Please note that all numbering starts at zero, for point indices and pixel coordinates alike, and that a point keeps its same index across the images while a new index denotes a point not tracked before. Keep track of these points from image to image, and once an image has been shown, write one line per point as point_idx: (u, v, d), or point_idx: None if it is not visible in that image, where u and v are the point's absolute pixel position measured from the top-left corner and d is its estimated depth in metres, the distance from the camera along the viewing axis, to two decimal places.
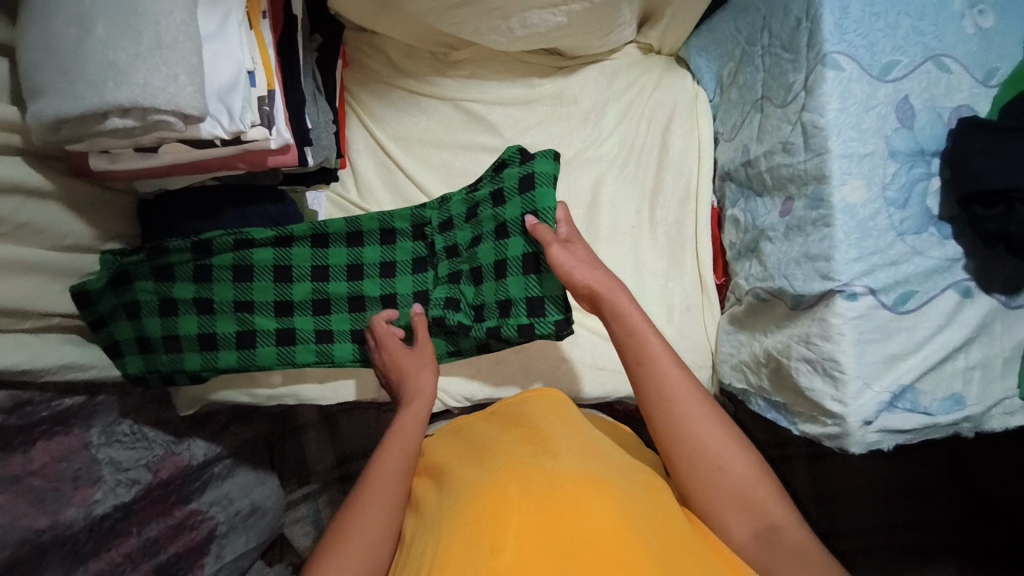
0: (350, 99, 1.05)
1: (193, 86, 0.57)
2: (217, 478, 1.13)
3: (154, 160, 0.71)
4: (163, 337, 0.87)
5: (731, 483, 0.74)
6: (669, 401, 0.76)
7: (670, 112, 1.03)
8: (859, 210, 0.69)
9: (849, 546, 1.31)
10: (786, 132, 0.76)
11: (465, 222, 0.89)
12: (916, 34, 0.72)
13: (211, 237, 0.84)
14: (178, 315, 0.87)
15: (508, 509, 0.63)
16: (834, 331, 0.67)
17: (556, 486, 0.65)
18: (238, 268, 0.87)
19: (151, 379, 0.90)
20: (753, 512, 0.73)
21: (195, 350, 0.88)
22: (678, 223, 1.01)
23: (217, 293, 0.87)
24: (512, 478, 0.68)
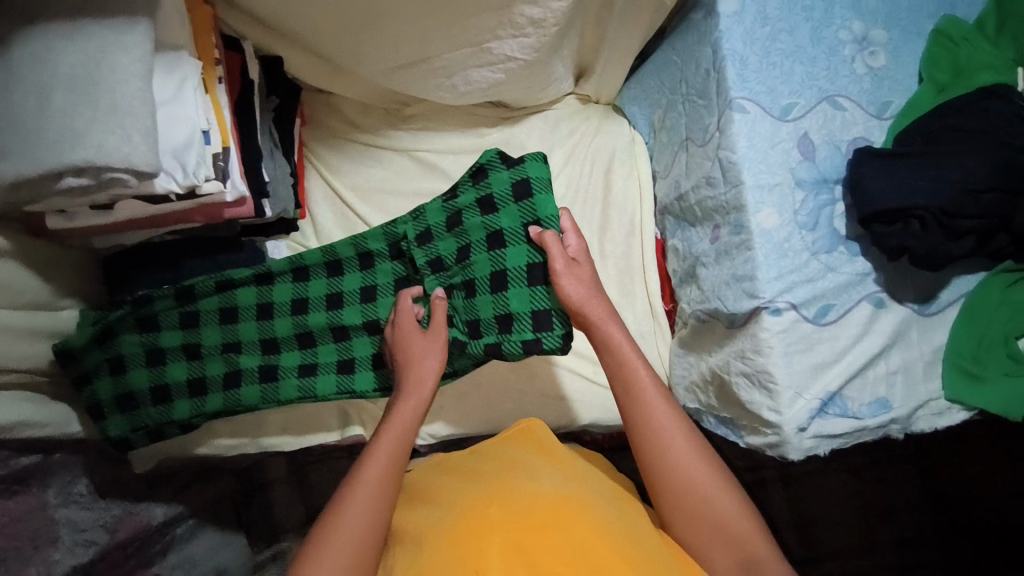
0: (310, 154, 1.11)
1: (145, 145, 0.61)
2: (180, 538, 1.10)
3: (110, 217, 0.74)
4: (151, 388, 0.89)
5: (713, 514, 0.74)
6: (655, 428, 0.77)
7: (610, 154, 1.11)
8: (775, 233, 0.75)
9: (829, 568, 1.33)
10: (707, 167, 0.84)
11: (447, 233, 0.86)
12: (810, 79, 0.82)
13: (194, 282, 0.87)
14: (166, 363, 0.89)
15: (493, 531, 0.68)
16: (764, 345, 0.72)
17: (538, 507, 0.70)
18: (223, 309, 0.89)
19: (138, 436, 0.91)
20: (732, 543, 0.74)
21: (184, 398, 0.89)
22: (626, 255, 1.07)
23: (204, 338, 0.89)
24: (499, 500, 0.72)
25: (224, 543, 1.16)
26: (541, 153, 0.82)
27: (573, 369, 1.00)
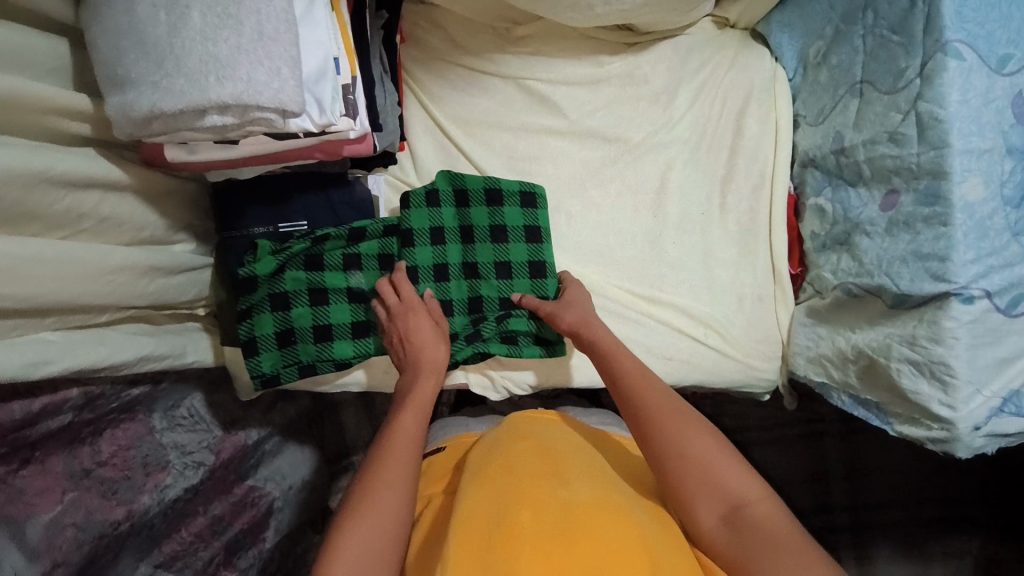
0: (408, 77, 0.99)
1: (293, 79, 0.53)
2: (269, 453, 1.16)
3: (233, 152, 0.67)
4: (313, 327, 0.87)
5: (695, 461, 0.67)
6: (630, 389, 0.74)
7: (746, 93, 0.98)
8: (977, 208, 0.66)
9: (881, 520, 1.30)
10: (894, 121, 0.73)
11: (457, 247, 0.92)
12: None
13: (364, 225, 0.89)
14: (330, 302, 0.87)
15: (514, 534, 0.57)
16: (946, 335, 0.66)
17: (574, 507, 0.60)
18: (383, 255, 0.90)
19: (288, 374, 0.87)
20: (714, 492, 0.66)
21: (347, 337, 0.88)
22: (751, 211, 0.98)
23: (364, 281, 0.89)
24: (525, 495, 0.63)
25: (304, 458, 1.23)
26: (452, 170, 0.91)
27: (682, 330, 0.95)
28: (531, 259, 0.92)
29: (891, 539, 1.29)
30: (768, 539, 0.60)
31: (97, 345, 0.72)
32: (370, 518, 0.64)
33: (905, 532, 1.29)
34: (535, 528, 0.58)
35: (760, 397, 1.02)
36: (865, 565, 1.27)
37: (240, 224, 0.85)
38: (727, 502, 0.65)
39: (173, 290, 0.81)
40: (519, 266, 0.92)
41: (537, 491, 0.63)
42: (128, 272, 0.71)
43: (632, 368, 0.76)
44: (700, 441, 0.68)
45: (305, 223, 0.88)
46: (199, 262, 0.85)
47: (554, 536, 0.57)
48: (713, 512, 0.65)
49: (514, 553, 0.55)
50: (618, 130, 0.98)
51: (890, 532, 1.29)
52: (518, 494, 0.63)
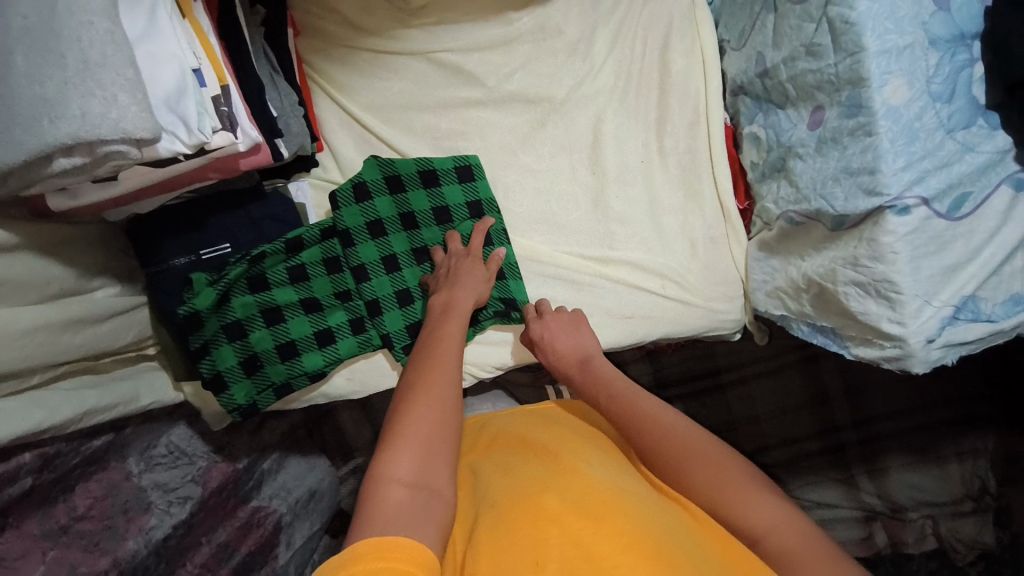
0: (311, 72, 0.94)
1: (137, 104, 0.49)
2: (269, 473, 1.14)
3: (116, 188, 0.64)
4: (277, 347, 0.85)
5: (711, 496, 0.59)
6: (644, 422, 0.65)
7: (666, 26, 0.93)
8: (903, 111, 0.62)
9: (881, 432, 1.26)
10: (810, 32, 0.68)
11: (403, 234, 0.90)
12: None
13: (299, 233, 0.85)
14: (287, 320, 0.85)
15: (541, 514, 0.54)
16: (886, 251, 0.63)
17: (597, 494, 0.57)
18: (329, 259, 0.88)
19: (265, 399, 0.86)
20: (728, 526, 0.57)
21: (314, 349, 0.86)
22: (691, 149, 0.93)
23: (317, 289, 0.87)
24: (551, 484, 0.59)
25: (310, 468, 1.21)
26: (379, 157, 0.89)
27: (638, 286, 0.92)
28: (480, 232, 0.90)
29: (896, 447, 1.25)
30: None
31: (32, 409, 0.70)
32: (427, 397, 0.64)
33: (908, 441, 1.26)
34: (561, 507, 0.55)
35: (732, 336, 0.99)
36: (873, 476, 1.24)
37: (157, 257, 0.81)
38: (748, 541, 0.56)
39: (105, 335, 0.79)
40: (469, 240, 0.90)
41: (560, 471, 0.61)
42: (42, 331, 0.69)
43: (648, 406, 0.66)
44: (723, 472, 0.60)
45: (227, 244, 0.84)
46: (128, 302, 0.83)
47: (580, 514, 0.54)
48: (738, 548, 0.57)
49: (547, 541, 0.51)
50: (538, 89, 0.93)
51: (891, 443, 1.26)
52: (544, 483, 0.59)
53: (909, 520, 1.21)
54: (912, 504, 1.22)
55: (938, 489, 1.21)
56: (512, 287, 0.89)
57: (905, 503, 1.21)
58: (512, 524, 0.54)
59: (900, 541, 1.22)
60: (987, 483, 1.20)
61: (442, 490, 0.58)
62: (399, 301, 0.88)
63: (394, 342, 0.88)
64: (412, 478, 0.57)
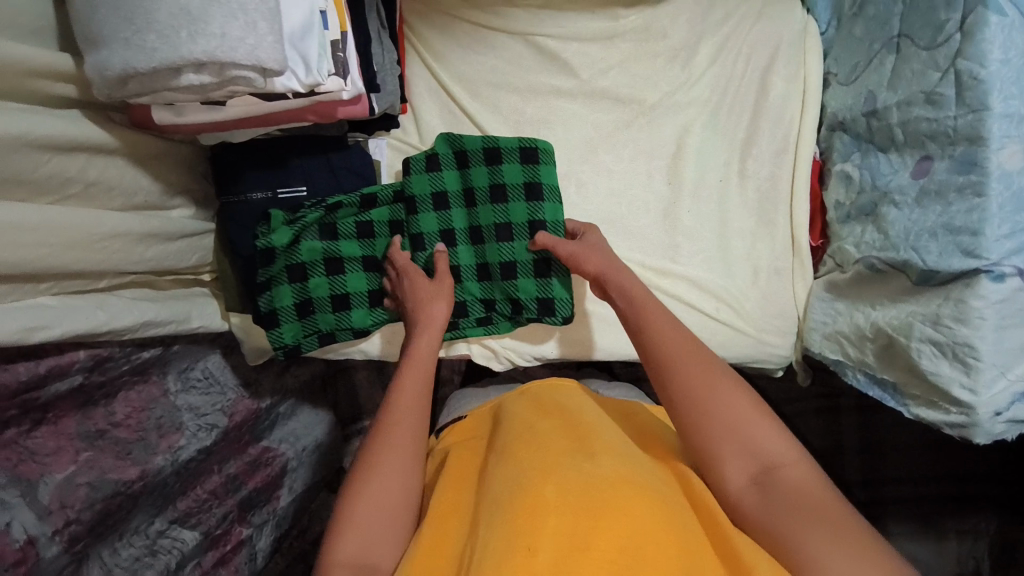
0: (410, 34, 0.95)
1: (272, 35, 0.50)
2: (283, 416, 1.17)
3: (221, 114, 0.65)
4: (331, 297, 0.86)
5: (721, 418, 0.59)
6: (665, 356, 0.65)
7: (774, 49, 0.90)
8: (1017, 178, 0.60)
9: (897, 498, 1.24)
10: (934, 80, 0.66)
11: (463, 210, 0.88)
12: None
13: (374, 192, 0.87)
14: (345, 271, 0.86)
15: (539, 506, 0.52)
16: (973, 314, 0.62)
17: (598, 488, 0.54)
18: (394, 222, 0.88)
19: (311, 345, 0.87)
20: (740, 451, 0.58)
21: (363, 306, 0.87)
22: (772, 176, 0.92)
23: (376, 249, 0.87)
24: (550, 474, 0.56)
25: (320, 419, 1.23)
26: (451, 132, 0.88)
27: (694, 305, 0.91)
28: (530, 218, 0.86)
29: (905, 515, 1.23)
30: (799, 498, 0.53)
31: (96, 310, 0.73)
32: (371, 492, 0.60)
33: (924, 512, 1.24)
34: (561, 499, 0.53)
35: (774, 372, 0.98)
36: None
37: (237, 187, 0.83)
38: (756, 462, 0.57)
39: (173, 253, 0.81)
40: (520, 226, 0.86)
41: (561, 461, 0.58)
42: (123, 237, 0.71)
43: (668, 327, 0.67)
44: (731, 398, 0.60)
45: (304, 188, 0.85)
46: (199, 227, 0.85)
47: (579, 509, 0.51)
48: (741, 471, 0.57)
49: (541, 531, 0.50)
50: (631, 90, 0.92)
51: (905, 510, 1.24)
52: (545, 471, 0.57)
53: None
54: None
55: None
56: (554, 285, 0.86)
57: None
58: (507, 517, 0.52)
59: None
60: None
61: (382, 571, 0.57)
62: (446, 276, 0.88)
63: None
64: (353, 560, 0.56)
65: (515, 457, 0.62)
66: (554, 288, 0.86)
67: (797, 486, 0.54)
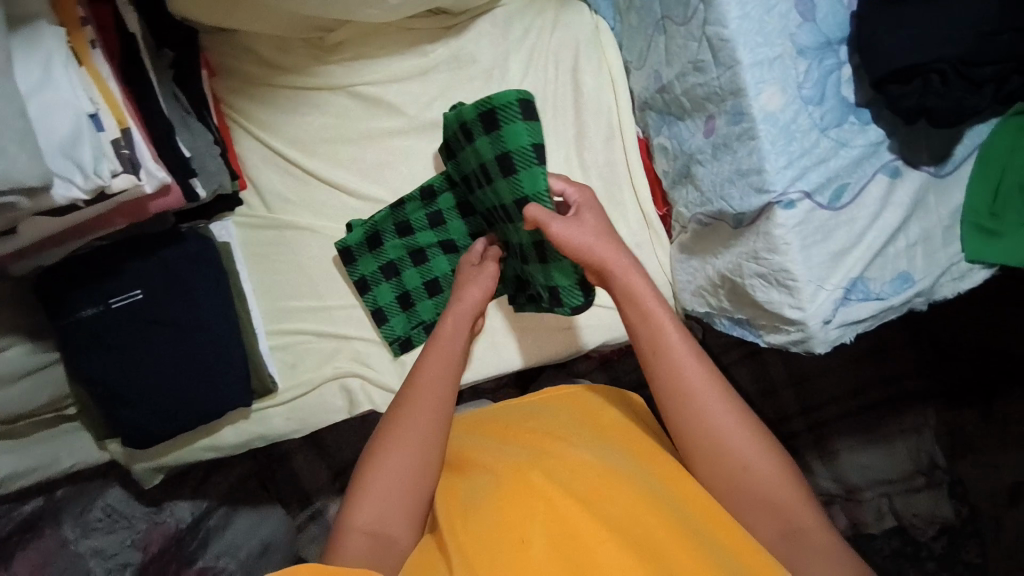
0: (231, 111, 0.95)
1: (26, 153, 0.49)
2: (216, 529, 1.05)
3: (15, 242, 0.62)
4: (399, 296, 0.93)
5: (751, 479, 0.61)
6: (682, 381, 0.64)
7: (574, 50, 0.98)
8: (780, 116, 0.68)
9: (827, 415, 1.30)
10: (694, 49, 0.74)
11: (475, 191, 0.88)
12: None
13: (432, 182, 0.92)
14: (429, 259, 0.93)
15: (529, 491, 0.58)
16: (779, 243, 0.68)
17: (579, 476, 0.60)
18: (461, 204, 0.93)
19: (417, 336, 0.93)
20: (768, 514, 0.60)
21: (430, 297, 0.93)
22: (609, 162, 0.98)
23: (363, 268, 0.92)
24: (540, 462, 0.62)
25: (261, 518, 1.07)
26: (450, 111, 0.86)
27: None
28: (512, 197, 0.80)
29: (847, 427, 1.29)
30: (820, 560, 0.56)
31: None
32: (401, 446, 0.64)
33: (856, 421, 1.29)
34: (549, 485, 0.58)
35: None
36: (827, 461, 1.28)
37: (66, 309, 0.79)
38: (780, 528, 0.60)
39: (18, 398, 0.80)
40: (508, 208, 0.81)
41: (552, 450, 0.64)
42: None
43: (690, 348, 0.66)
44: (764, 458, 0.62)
45: (139, 291, 0.82)
46: (38, 361, 0.81)
47: (569, 493, 0.57)
48: (770, 529, 0.60)
49: (531, 526, 0.55)
50: None
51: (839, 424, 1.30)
52: (537, 462, 0.62)
53: (864, 501, 1.25)
54: (867, 485, 1.25)
55: (888, 468, 1.25)
56: (552, 269, 0.80)
57: (858, 484, 1.25)
58: (498, 504, 0.57)
59: (858, 521, 1.26)
60: (935, 457, 1.24)
61: (396, 545, 0.60)
62: (415, 261, 0.93)
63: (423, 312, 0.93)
64: (369, 526, 0.60)
65: (516, 449, 0.65)
66: (553, 274, 0.80)
67: (819, 544, 0.58)
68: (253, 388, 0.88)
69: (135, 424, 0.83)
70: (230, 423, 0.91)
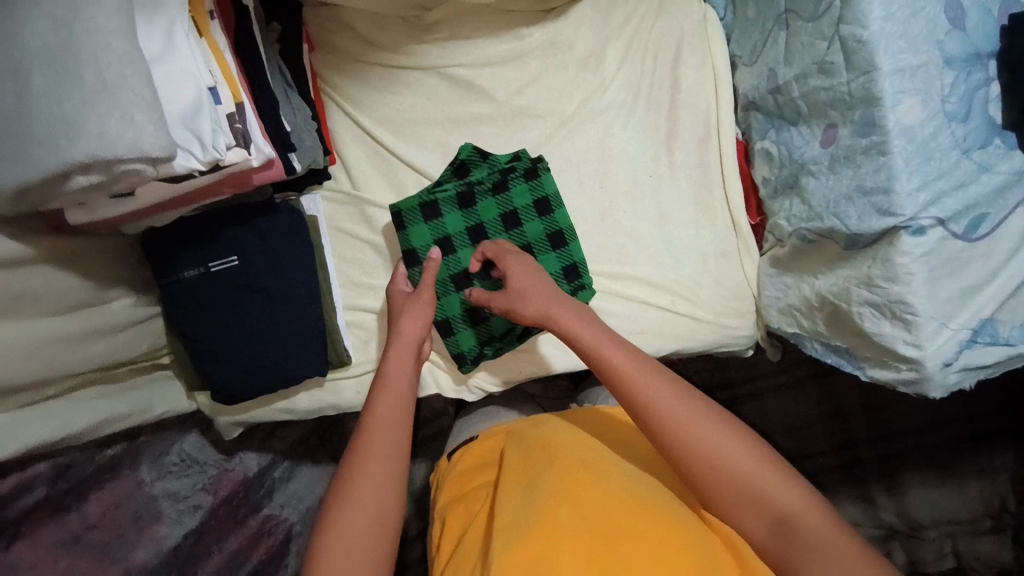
0: (324, 85, 0.95)
1: (153, 124, 0.51)
2: (280, 480, 1.12)
3: (133, 203, 0.65)
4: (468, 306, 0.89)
5: (726, 475, 0.58)
6: (647, 402, 0.62)
7: (678, 41, 0.92)
8: (918, 131, 0.61)
9: (898, 445, 1.23)
10: (822, 50, 0.67)
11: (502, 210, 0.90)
12: None
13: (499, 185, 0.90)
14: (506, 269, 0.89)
15: (554, 532, 0.54)
16: (901, 272, 0.62)
17: (607, 511, 0.56)
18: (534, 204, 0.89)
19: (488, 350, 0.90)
20: (758, 507, 0.58)
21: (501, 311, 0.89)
22: (701, 163, 0.92)
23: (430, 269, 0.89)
24: (566, 492, 0.58)
25: (322, 476, 1.16)
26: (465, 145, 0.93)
27: (649, 301, 0.91)
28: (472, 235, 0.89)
29: (915, 462, 1.21)
30: (821, 558, 0.53)
31: (45, 420, 0.74)
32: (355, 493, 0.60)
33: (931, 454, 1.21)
34: (574, 524, 0.55)
35: (744, 352, 0.98)
36: (892, 494, 1.20)
37: (170, 269, 0.83)
38: (772, 517, 0.57)
39: (122, 346, 0.82)
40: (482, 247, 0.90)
41: (578, 475, 0.60)
42: (58, 342, 0.72)
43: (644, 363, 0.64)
44: (737, 450, 0.59)
45: (234, 258, 0.85)
46: (142, 313, 0.85)
47: (594, 535, 0.54)
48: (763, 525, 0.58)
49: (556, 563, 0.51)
50: (549, 104, 0.93)
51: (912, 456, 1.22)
52: (559, 491, 0.58)
53: (928, 539, 1.17)
54: (930, 522, 1.18)
55: (957, 506, 1.17)
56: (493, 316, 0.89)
57: (924, 522, 1.18)
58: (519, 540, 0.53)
59: (917, 559, 1.17)
60: (1008, 500, 1.15)
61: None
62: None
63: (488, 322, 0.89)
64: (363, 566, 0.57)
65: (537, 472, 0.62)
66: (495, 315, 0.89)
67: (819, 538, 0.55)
68: (328, 358, 0.90)
69: (222, 381, 0.87)
70: (304, 389, 0.93)
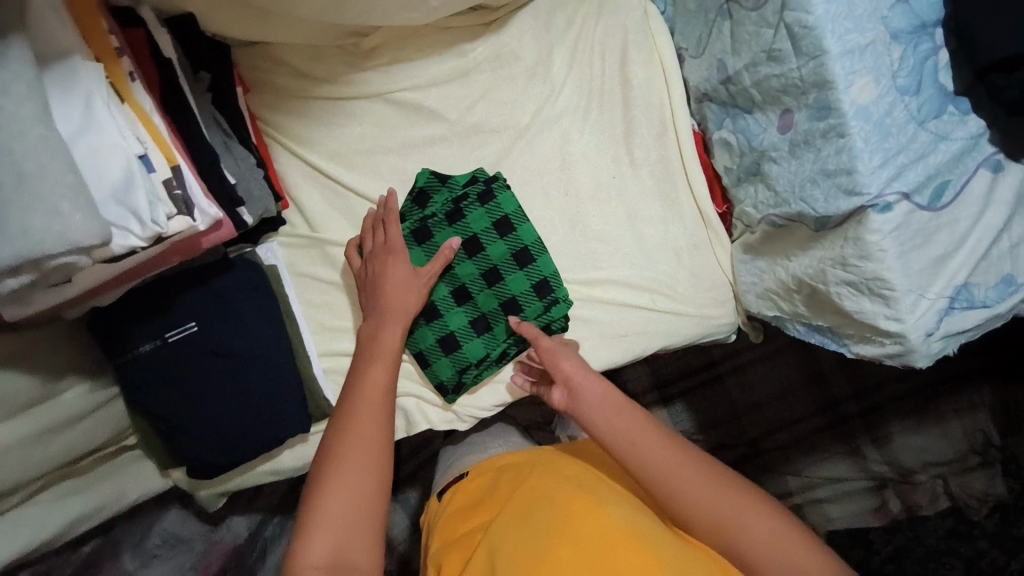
0: (266, 127, 0.90)
1: (80, 210, 0.46)
2: (271, 539, 1.04)
3: (72, 288, 0.60)
4: (440, 339, 0.86)
5: (756, 548, 0.61)
6: (669, 475, 0.65)
7: (622, 39, 0.91)
8: (873, 109, 0.62)
9: (881, 398, 1.21)
10: (768, 38, 0.68)
11: (466, 232, 0.87)
12: None
13: (461, 209, 0.87)
14: (474, 296, 0.87)
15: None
16: (873, 249, 0.63)
17: (605, 545, 0.55)
18: (496, 223, 0.87)
19: (466, 379, 0.87)
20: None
21: (474, 338, 0.86)
22: (662, 158, 0.91)
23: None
24: (564, 533, 0.57)
25: None
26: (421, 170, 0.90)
27: (629, 303, 0.90)
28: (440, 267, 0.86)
29: (897, 411, 1.20)
30: None
31: (18, 528, 0.75)
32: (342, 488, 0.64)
33: (910, 400, 1.20)
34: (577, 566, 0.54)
35: (728, 339, 0.97)
36: (879, 445, 1.20)
37: (122, 348, 0.77)
38: None
39: (84, 437, 0.77)
40: (450, 276, 0.87)
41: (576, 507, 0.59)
42: (13, 451, 0.70)
43: (660, 441, 0.67)
44: (751, 514, 0.62)
45: (194, 323, 0.80)
46: (102, 397, 0.79)
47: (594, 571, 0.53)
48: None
49: None
50: (503, 118, 0.91)
51: (895, 405, 1.21)
52: (560, 533, 0.57)
53: (919, 483, 1.17)
54: (919, 467, 1.17)
55: (942, 448, 1.17)
56: (467, 345, 0.86)
57: (912, 467, 1.17)
58: None
59: (913, 504, 1.17)
60: (990, 435, 1.15)
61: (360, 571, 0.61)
62: (456, 293, 0.87)
63: (467, 352, 0.86)
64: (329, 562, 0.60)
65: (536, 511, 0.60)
66: (474, 342, 0.86)
67: None
68: (310, 411, 0.86)
69: (199, 455, 0.82)
70: (287, 448, 0.89)
